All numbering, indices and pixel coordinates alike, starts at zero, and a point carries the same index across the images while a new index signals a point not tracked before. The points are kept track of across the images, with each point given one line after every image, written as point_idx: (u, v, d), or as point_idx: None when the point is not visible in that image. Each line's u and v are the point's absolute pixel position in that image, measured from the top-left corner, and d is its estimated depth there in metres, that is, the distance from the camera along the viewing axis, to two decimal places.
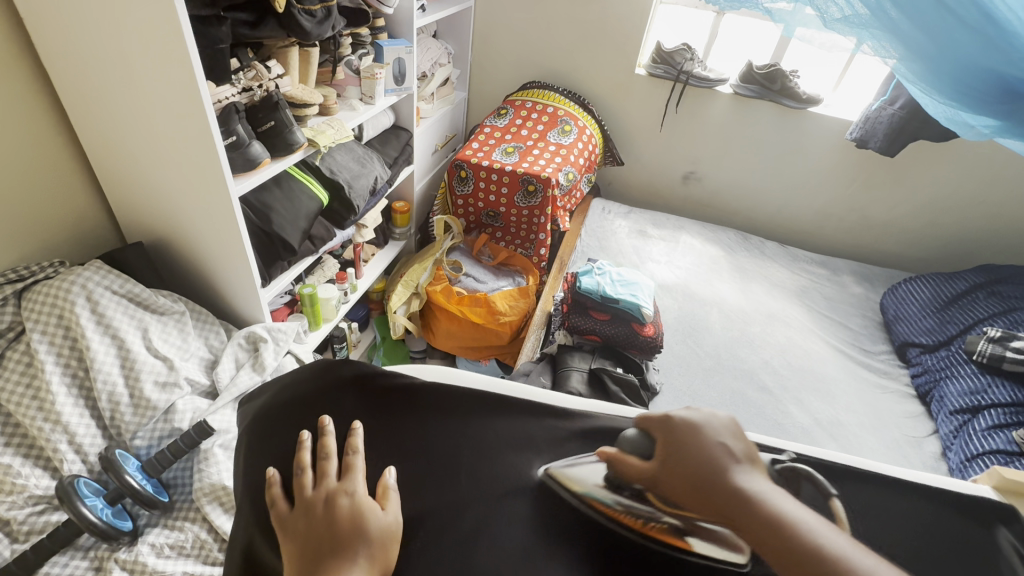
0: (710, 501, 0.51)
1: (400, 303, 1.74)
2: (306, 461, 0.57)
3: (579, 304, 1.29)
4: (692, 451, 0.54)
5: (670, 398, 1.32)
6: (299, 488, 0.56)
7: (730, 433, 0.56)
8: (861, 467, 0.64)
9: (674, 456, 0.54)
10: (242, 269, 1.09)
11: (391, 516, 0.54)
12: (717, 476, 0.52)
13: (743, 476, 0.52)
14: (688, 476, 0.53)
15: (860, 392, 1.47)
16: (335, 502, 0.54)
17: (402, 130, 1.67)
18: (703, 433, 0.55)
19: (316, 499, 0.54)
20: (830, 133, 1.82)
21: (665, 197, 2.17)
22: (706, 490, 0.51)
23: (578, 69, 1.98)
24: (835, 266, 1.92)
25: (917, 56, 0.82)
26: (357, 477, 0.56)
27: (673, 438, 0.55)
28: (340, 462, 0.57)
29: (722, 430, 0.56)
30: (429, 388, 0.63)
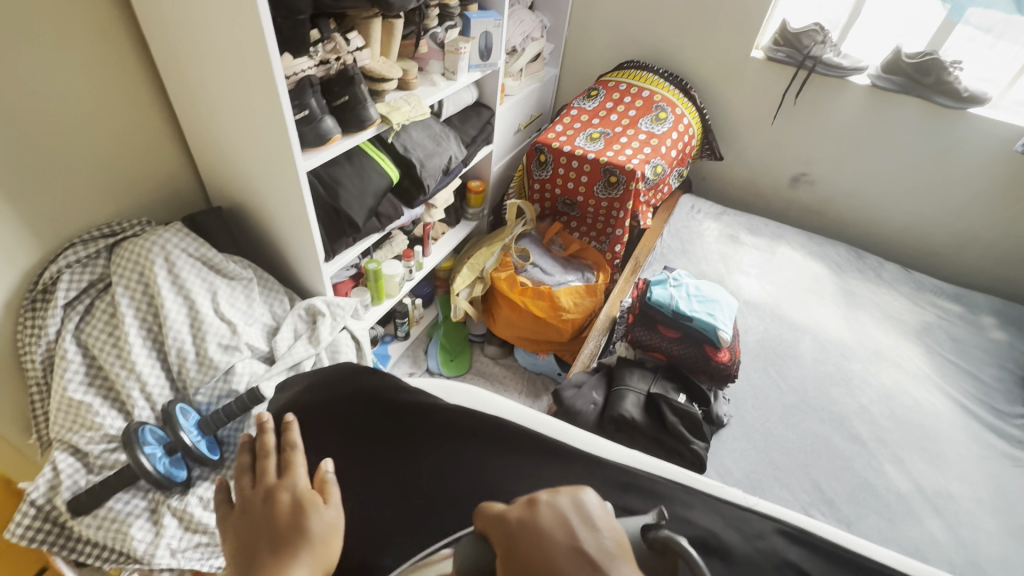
0: None
1: (464, 286, 1.71)
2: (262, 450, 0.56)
3: (646, 316, 1.17)
4: (529, 560, 0.38)
5: (738, 433, 1.18)
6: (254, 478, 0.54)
7: (584, 514, 0.40)
8: None
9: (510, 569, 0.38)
10: (307, 243, 1.11)
11: (334, 512, 0.52)
12: None
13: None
14: None
15: (981, 462, 1.22)
16: (275, 497, 0.52)
17: (484, 107, 1.61)
18: (543, 530, 0.39)
19: (262, 493, 0.53)
20: (994, 142, 1.49)
21: (767, 199, 1.93)
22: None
23: (684, 49, 1.78)
24: (971, 303, 1.60)
25: None
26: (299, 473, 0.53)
27: (506, 546, 0.39)
28: (285, 455, 0.55)
29: (565, 524, 0.39)
30: (451, 413, 0.58)
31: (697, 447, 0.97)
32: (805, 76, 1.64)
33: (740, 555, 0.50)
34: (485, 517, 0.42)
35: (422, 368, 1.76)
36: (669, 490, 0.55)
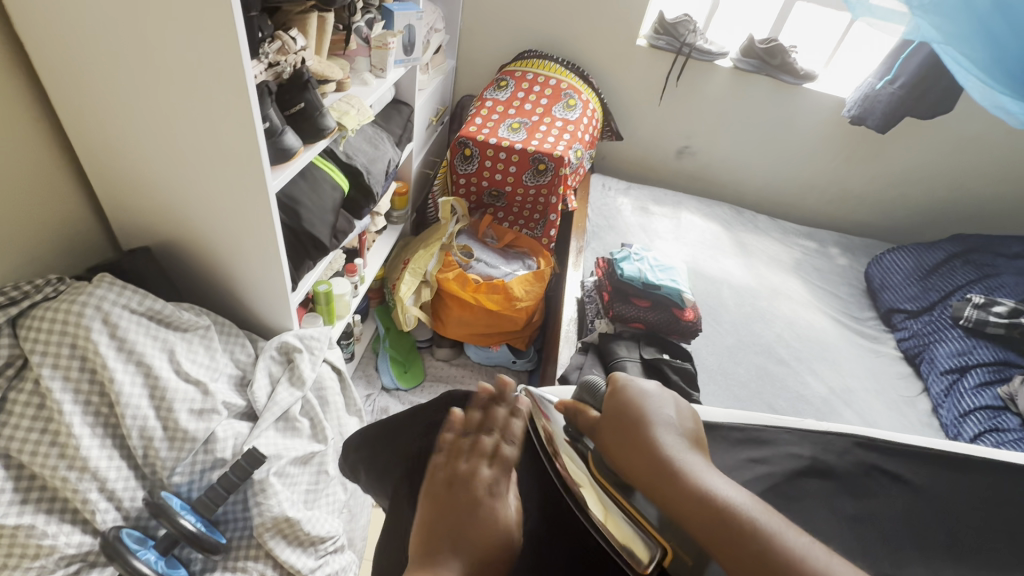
0: (636, 455, 0.52)
1: (410, 293, 1.64)
2: (467, 430, 0.59)
3: (619, 291, 1.28)
4: (633, 410, 0.56)
5: (704, 378, 1.35)
6: (452, 453, 0.57)
7: (682, 415, 0.58)
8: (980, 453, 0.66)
9: (615, 415, 0.57)
10: (273, 274, 0.96)
11: (516, 520, 0.55)
12: (645, 433, 0.53)
13: (679, 442, 0.53)
14: (630, 435, 0.54)
15: (859, 359, 1.58)
16: (478, 483, 0.55)
17: (403, 104, 1.53)
18: (652, 401, 0.57)
19: (466, 473, 0.55)
20: (822, 109, 1.88)
21: (659, 171, 2.17)
22: (633, 446, 0.53)
23: (576, 39, 1.89)
24: (820, 239, 2.02)
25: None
26: (504, 475, 0.56)
27: (620, 398, 0.58)
28: (494, 443, 0.59)
29: (676, 406, 0.58)
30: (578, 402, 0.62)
31: (696, 396, 1.11)
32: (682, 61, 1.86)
33: (841, 468, 0.62)
34: (618, 379, 0.61)
35: (378, 386, 1.66)
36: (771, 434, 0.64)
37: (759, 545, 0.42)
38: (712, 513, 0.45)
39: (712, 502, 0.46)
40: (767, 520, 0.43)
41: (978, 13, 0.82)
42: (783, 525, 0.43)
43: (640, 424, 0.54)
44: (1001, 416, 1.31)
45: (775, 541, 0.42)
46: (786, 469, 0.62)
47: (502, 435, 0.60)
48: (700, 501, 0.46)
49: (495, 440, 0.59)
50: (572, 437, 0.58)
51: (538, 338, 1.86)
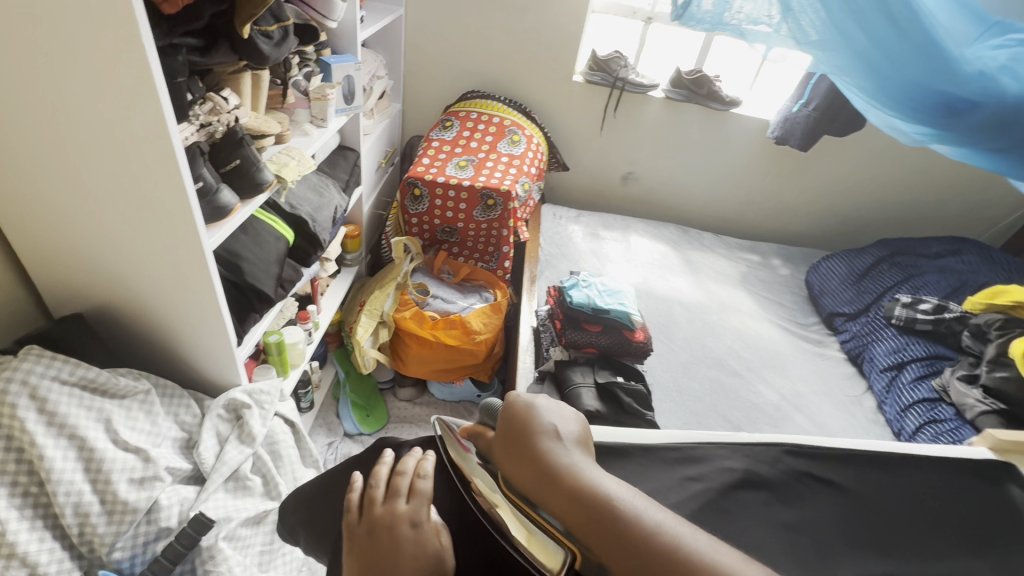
0: (523, 471, 0.49)
1: (367, 335, 1.63)
2: (378, 479, 0.57)
3: (570, 318, 1.31)
4: (524, 423, 0.52)
5: (661, 396, 1.39)
6: (368, 503, 0.55)
7: (570, 417, 0.54)
8: (895, 450, 0.72)
9: (507, 431, 0.53)
10: (216, 331, 0.95)
11: (447, 546, 0.53)
12: (532, 447, 0.50)
13: (568, 448, 0.50)
14: (523, 451, 0.51)
15: (806, 363, 1.66)
16: (397, 522, 0.53)
17: (348, 150, 1.56)
18: (538, 408, 0.54)
19: (384, 515, 0.54)
20: (749, 131, 2.01)
21: (607, 197, 2.25)
22: (523, 462, 0.50)
23: (517, 78, 1.98)
24: (763, 252, 2.13)
25: (903, 79, 0.91)
26: (422, 505, 0.54)
27: (510, 413, 0.54)
28: (409, 481, 0.56)
29: (563, 413, 0.54)
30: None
31: (651, 417, 1.13)
32: (618, 93, 1.96)
33: (773, 478, 0.65)
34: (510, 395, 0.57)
35: (340, 433, 1.62)
36: (708, 451, 0.68)
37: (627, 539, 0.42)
38: (593, 516, 0.44)
39: (594, 504, 0.45)
40: (645, 511, 0.43)
41: (857, 47, 0.90)
42: (658, 510, 0.44)
43: (529, 437, 0.51)
44: (936, 407, 1.41)
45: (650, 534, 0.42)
46: (720, 484, 0.64)
47: (415, 472, 0.57)
48: (585, 504, 0.45)
49: (408, 478, 0.57)
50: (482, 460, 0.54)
51: (501, 370, 1.87)
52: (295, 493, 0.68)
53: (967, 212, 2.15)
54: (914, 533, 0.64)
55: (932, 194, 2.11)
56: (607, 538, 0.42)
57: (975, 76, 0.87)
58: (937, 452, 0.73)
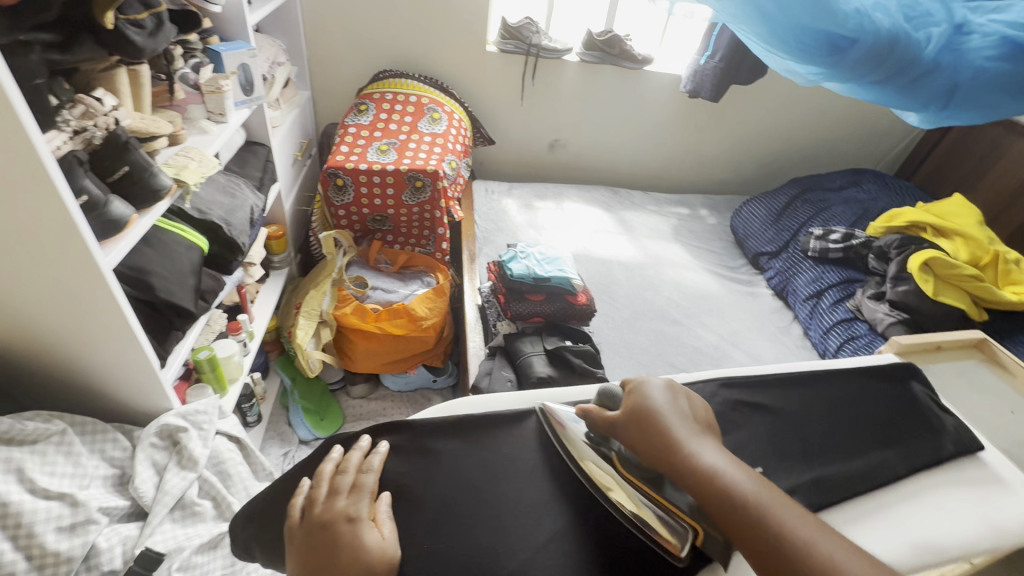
0: (651, 443, 0.56)
1: (308, 337, 1.56)
2: (320, 478, 0.58)
3: (513, 291, 1.31)
4: (648, 404, 0.59)
5: (610, 353, 1.43)
6: (309, 504, 0.56)
7: (694, 405, 0.61)
8: (814, 369, 0.79)
9: (628, 413, 0.59)
10: (132, 357, 0.87)
11: (389, 542, 0.54)
12: (660, 425, 0.57)
13: (691, 428, 0.57)
14: (643, 421, 0.58)
15: (739, 303, 1.76)
16: (336, 519, 0.54)
17: (257, 146, 1.47)
18: (662, 391, 0.61)
19: (323, 514, 0.54)
20: (664, 87, 2.06)
21: (537, 166, 2.26)
22: (646, 436, 0.57)
23: (428, 53, 1.91)
24: (691, 204, 2.22)
25: (791, 23, 0.96)
26: (363, 498, 0.56)
27: (636, 394, 0.61)
28: (352, 478, 0.58)
29: (683, 394, 0.61)
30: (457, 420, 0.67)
31: (602, 373, 1.17)
32: (534, 61, 1.95)
33: (713, 412, 0.69)
34: (630, 380, 0.64)
35: (295, 442, 1.56)
36: None
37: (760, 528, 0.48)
38: (718, 488, 0.51)
39: (717, 480, 0.51)
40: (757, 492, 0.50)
41: None
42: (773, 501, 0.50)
43: (655, 415, 0.58)
44: (852, 326, 1.56)
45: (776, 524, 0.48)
46: None
47: (358, 469, 0.60)
48: (708, 478, 0.51)
49: (353, 475, 0.59)
50: (598, 442, 0.62)
51: (453, 352, 1.87)
52: (244, 511, 0.64)
53: (863, 144, 2.33)
54: (836, 440, 0.70)
55: (832, 129, 2.27)
56: (726, 508, 0.50)
57: (850, 13, 0.93)
58: (854, 365, 0.82)
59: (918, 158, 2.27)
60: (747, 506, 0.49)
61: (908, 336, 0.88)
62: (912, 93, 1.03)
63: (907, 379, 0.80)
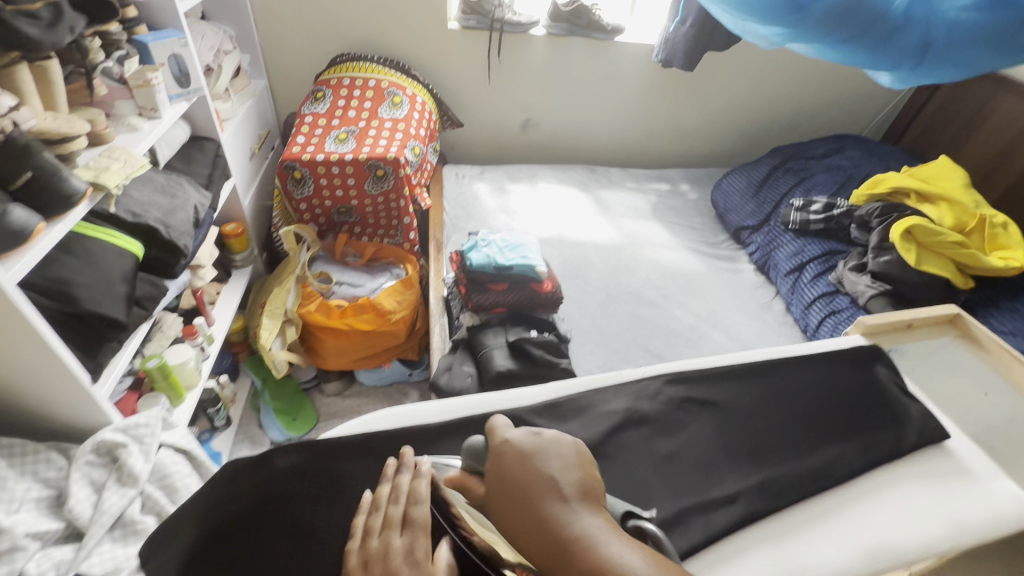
0: (522, 532, 0.48)
1: (273, 337, 1.52)
2: (376, 507, 0.59)
3: (474, 281, 1.26)
4: (516, 477, 0.51)
5: (582, 340, 1.38)
6: (366, 533, 0.57)
7: (570, 461, 0.52)
8: (751, 360, 0.84)
9: (498, 489, 0.52)
10: (56, 372, 0.83)
11: None
12: (532, 507, 0.48)
13: (569, 502, 0.48)
14: (513, 498, 0.50)
15: (719, 281, 1.70)
16: (392, 555, 0.52)
17: (205, 141, 1.40)
18: (531, 459, 0.52)
19: (377, 547, 0.54)
20: (637, 58, 1.98)
21: (510, 147, 2.18)
22: (515, 520, 0.49)
23: (387, 33, 1.82)
24: (671, 178, 2.15)
25: None
26: (416, 536, 0.54)
27: (502, 463, 0.54)
28: (402, 511, 0.57)
29: (557, 455, 0.52)
30: (384, 438, 0.75)
31: (565, 364, 1.13)
32: (498, 37, 1.86)
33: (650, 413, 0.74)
34: (491, 435, 0.56)
35: (266, 444, 1.53)
36: None
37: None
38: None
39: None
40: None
41: None
42: None
43: (523, 493, 0.50)
44: (834, 299, 1.51)
45: None
46: None
47: (408, 498, 0.59)
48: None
49: (403, 507, 0.58)
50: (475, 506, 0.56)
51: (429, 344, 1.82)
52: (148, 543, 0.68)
53: (850, 108, 2.24)
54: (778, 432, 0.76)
55: (816, 94, 2.18)
56: None
57: None
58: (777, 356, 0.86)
59: (906, 120, 2.19)
60: None
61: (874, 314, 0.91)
62: (882, 52, 0.95)
63: (869, 363, 0.85)
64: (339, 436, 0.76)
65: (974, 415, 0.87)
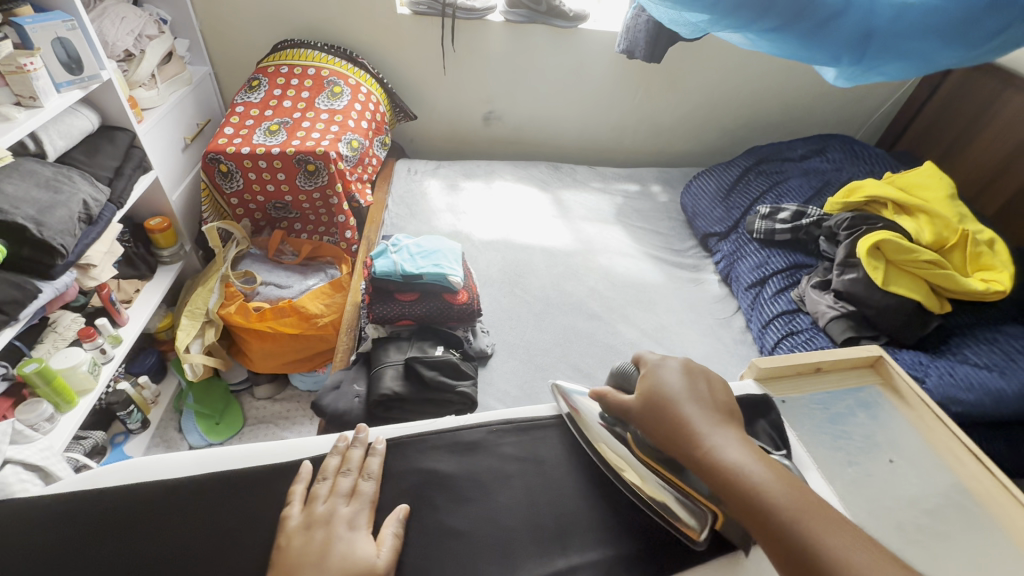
0: (664, 433, 0.59)
1: (190, 339, 1.46)
2: (325, 474, 0.64)
3: (381, 290, 1.16)
4: (660, 393, 0.62)
5: (505, 355, 1.28)
6: (311, 497, 0.62)
7: (714, 386, 0.63)
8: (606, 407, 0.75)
9: (643, 397, 0.63)
10: None
11: (382, 557, 0.57)
12: (671, 413, 0.60)
13: (710, 417, 0.59)
14: (653, 409, 0.61)
15: (676, 291, 1.56)
16: (335, 520, 0.59)
17: (116, 131, 1.33)
18: (677, 378, 0.63)
19: (323, 514, 0.60)
20: (603, 48, 1.83)
21: (471, 141, 2.07)
22: (661, 424, 0.60)
23: (335, 18, 1.72)
24: (642, 178, 2.01)
25: None
26: (361, 509, 0.61)
27: (649, 379, 0.65)
28: (352, 483, 0.64)
29: (705, 378, 0.63)
30: (111, 495, 0.62)
31: (464, 388, 1.04)
32: (451, 23, 1.73)
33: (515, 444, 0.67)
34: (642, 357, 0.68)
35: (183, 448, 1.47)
36: None
37: (788, 514, 0.49)
38: (734, 483, 0.52)
39: (737, 478, 0.52)
40: (779, 494, 0.50)
41: None
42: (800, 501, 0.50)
43: (665, 404, 0.61)
44: (794, 319, 1.37)
45: (789, 516, 0.49)
46: None
47: (360, 473, 0.65)
48: (727, 475, 0.53)
49: (354, 480, 0.64)
50: (610, 424, 0.68)
51: None
52: None
53: (844, 105, 2.06)
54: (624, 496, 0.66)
55: (805, 89, 2.00)
56: (736, 503, 0.51)
57: None
58: None
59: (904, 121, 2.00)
60: (762, 499, 0.50)
61: (771, 357, 0.82)
62: (817, 43, 0.81)
63: (749, 421, 0.74)
64: (52, 493, 0.62)
65: (887, 490, 0.76)
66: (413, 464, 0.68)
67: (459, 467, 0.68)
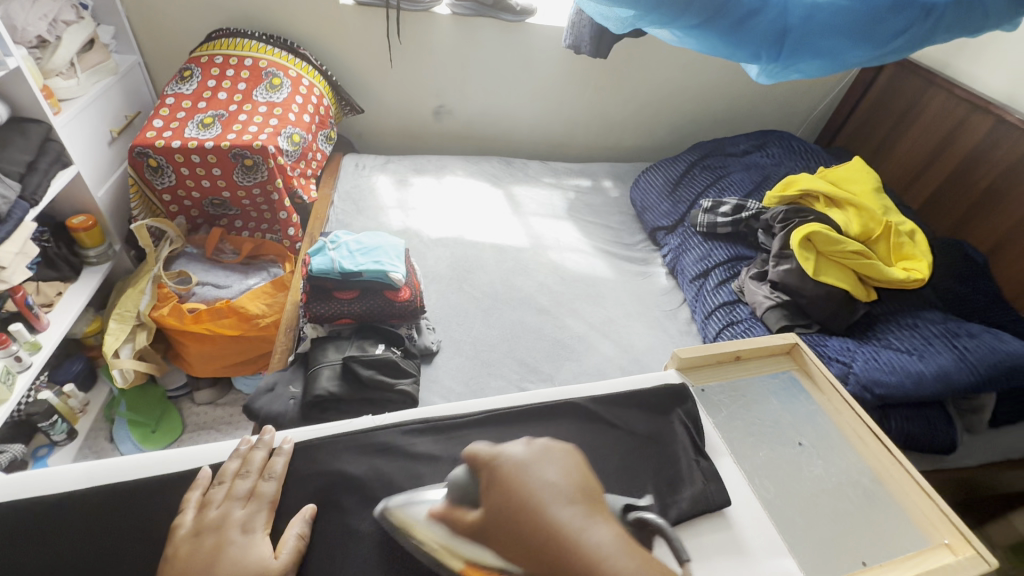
0: (523, 548, 0.50)
1: (120, 344, 1.39)
2: (223, 477, 0.64)
3: (318, 288, 1.13)
4: (516, 491, 0.53)
5: (451, 353, 1.27)
6: (204, 504, 0.62)
7: (567, 468, 0.56)
8: (530, 402, 0.77)
9: (496, 504, 0.53)
10: None
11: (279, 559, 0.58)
12: (533, 519, 0.50)
13: (573, 511, 0.51)
14: (508, 515, 0.52)
15: (625, 285, 1.58)
16: (227, 523, 0.59)
17: (30, 123, 1.24)
18: (529, 469, 0.55)
19: (214, 519, 0.59)
20: (552, 43, 1.84)
21: (423, 135, 2.03)
22: (520, 536, 0.50)
23: (274, 8, 1.65)
24: (593, 173, 2.03)
25: None
26: (258, 510, 0.62)
27: (495, 480, 0.55)
28: (250, 485, 0.64)
29: (556, 464, 0.56)
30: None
31: (403, 386, 1.03)
32: (396, 15, 1.70)
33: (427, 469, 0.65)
34: (476, 454, 0.57)
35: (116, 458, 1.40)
36: None
37: None
38: None
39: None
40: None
41: None
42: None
43: (526, 506, 0.52)
44: (735, 309, 1.41)
45: None
46: None
47: (260, 474, 0.66)
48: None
49: (252, 482, 0.65)
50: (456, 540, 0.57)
51: None
52: None
53: (784, 103, 2.14)
54: None
55: (747, 87, 2.07)
56: None
57: None
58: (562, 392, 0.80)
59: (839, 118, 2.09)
60: None
61: (692, 347, 0.86)
62: (738, 40, 0.82)
63: (667, 411, 0.79)
64: None
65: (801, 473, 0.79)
66: (333, 466, 0.67)
67: (376, 468, 0.68)
